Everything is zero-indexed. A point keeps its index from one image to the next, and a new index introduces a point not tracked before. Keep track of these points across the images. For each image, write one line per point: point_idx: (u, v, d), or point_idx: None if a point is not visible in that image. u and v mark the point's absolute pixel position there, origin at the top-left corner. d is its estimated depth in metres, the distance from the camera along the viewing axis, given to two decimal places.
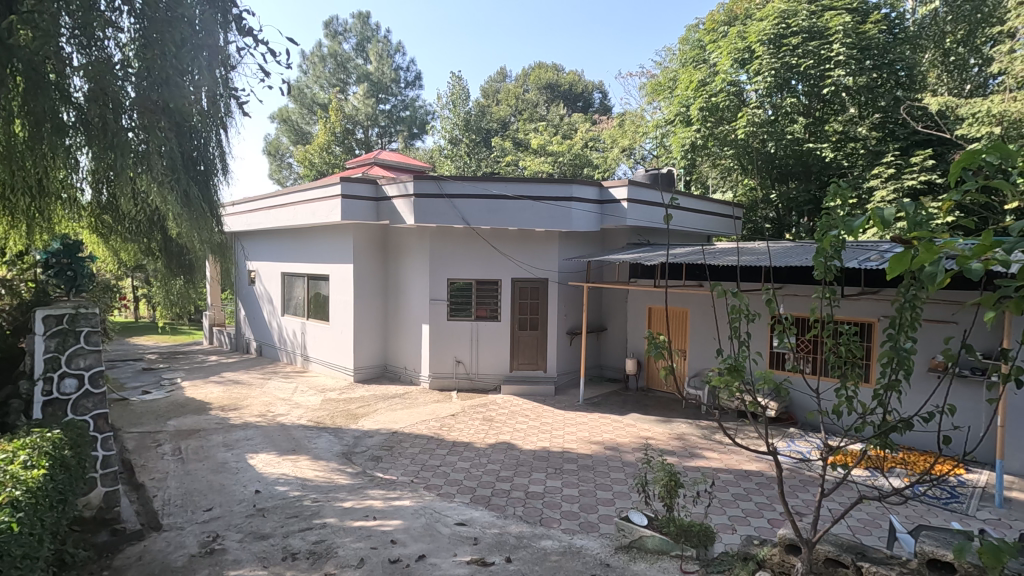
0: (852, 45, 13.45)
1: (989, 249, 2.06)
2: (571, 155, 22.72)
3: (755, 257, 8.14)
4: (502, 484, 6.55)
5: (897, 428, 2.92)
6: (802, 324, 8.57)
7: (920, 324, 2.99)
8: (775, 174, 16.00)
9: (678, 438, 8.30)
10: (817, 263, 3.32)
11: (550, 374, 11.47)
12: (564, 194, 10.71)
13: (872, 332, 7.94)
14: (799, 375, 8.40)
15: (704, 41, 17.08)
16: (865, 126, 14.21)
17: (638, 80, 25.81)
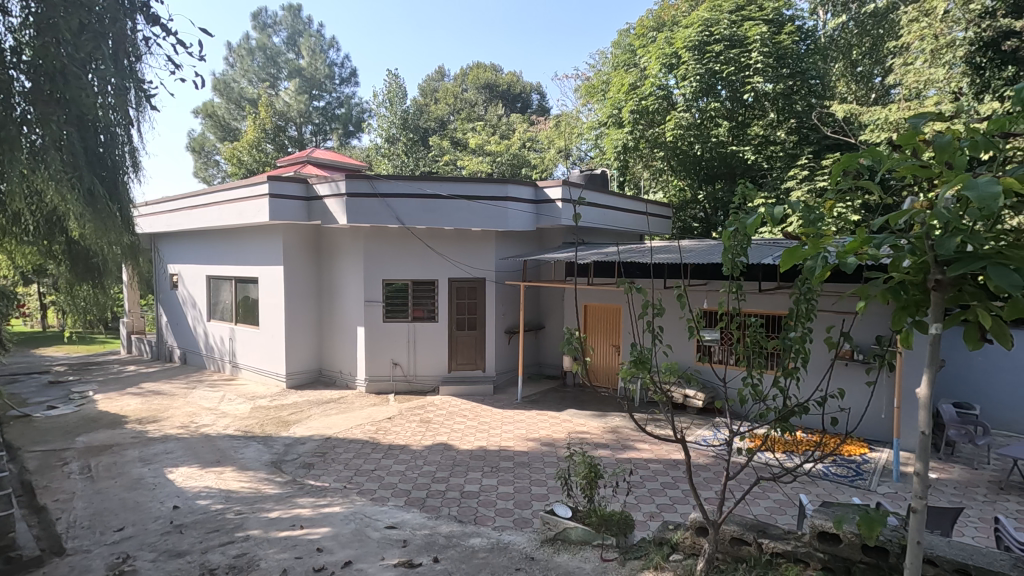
0: (769, 54, 14.29)
1: (864, 244, 2.25)
2: (509, 155, 22.80)
3: (665, 254, 8.64)
4: (437, 485, 6.51)
5: (795, 413, 3.14)
6: (711, 318, 8.98)
7: (814, 314, 3.20)
8: (702, 174, 16.73)
9: (611, 432, 8.54)
10: (725, 260, 3.50)
11: (488, 373, 11.53)
12: (499, 193, 10.77)
13: (779, 324, 8.42)
14: (708, 365, 8.79)
15: (635, 45, 17.67)
16: (783, 130, 15.07)
17: (573, 82, 26.32)
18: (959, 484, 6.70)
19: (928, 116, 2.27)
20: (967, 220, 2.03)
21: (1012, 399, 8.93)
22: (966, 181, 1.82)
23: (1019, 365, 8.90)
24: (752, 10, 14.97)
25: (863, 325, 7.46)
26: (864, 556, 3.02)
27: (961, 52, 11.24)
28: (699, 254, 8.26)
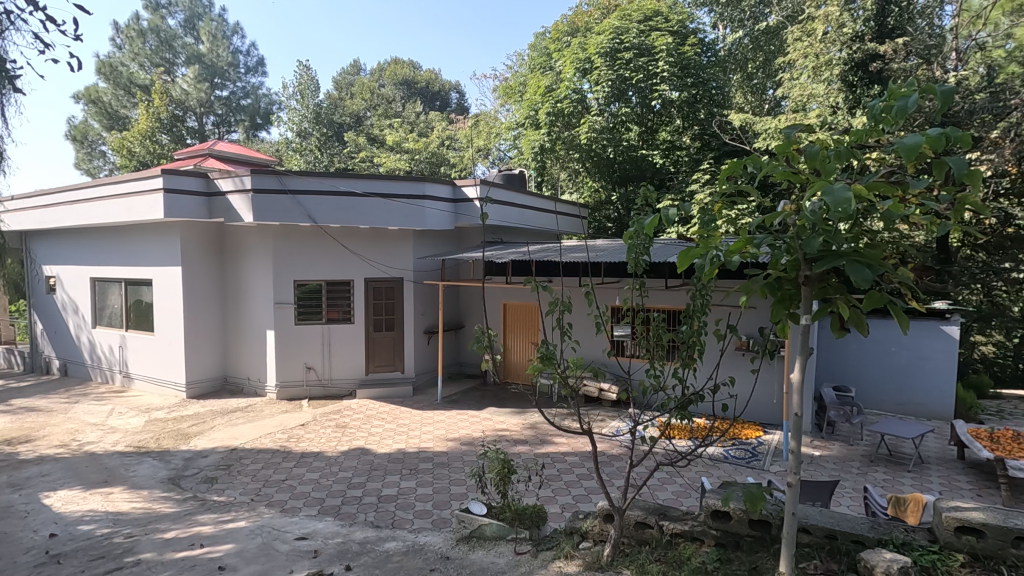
0: (674, 64, 15.17)
1: (746, 244, 2.46)
2: (427, 153, 22.50)
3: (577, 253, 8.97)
4: (353, 491, 6.32)
5: (693, 401, 3.35)
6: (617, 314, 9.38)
7: (709, 309, 3.43)
8: (616, 177, 17.40)
9: (530, 428, 8.70)
10: (630, 258, 3.66)
11: (407, 374, 11.34)
12: (416, 192, 10.62)
13: (678, 319, 8.94)
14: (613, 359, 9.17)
15: (550, 49, 18.16)
16: (687, 136, 15.99)
17: (491, 82, 26.45)
18: (838, 459, 7.44)
19: (800, 128, 2.52)
20: (829, 222, 2.27)
21: (880, 381, 10.07)
22: (825, 187, 2.05)
23: (885, 351, 10.06)
24: (659, 21, 15.79)
25: (748, 318, 8.09)
26: (751, 529, 3.26)
27: (837, 71, 12.49)
28: (610, 253, 8.60)
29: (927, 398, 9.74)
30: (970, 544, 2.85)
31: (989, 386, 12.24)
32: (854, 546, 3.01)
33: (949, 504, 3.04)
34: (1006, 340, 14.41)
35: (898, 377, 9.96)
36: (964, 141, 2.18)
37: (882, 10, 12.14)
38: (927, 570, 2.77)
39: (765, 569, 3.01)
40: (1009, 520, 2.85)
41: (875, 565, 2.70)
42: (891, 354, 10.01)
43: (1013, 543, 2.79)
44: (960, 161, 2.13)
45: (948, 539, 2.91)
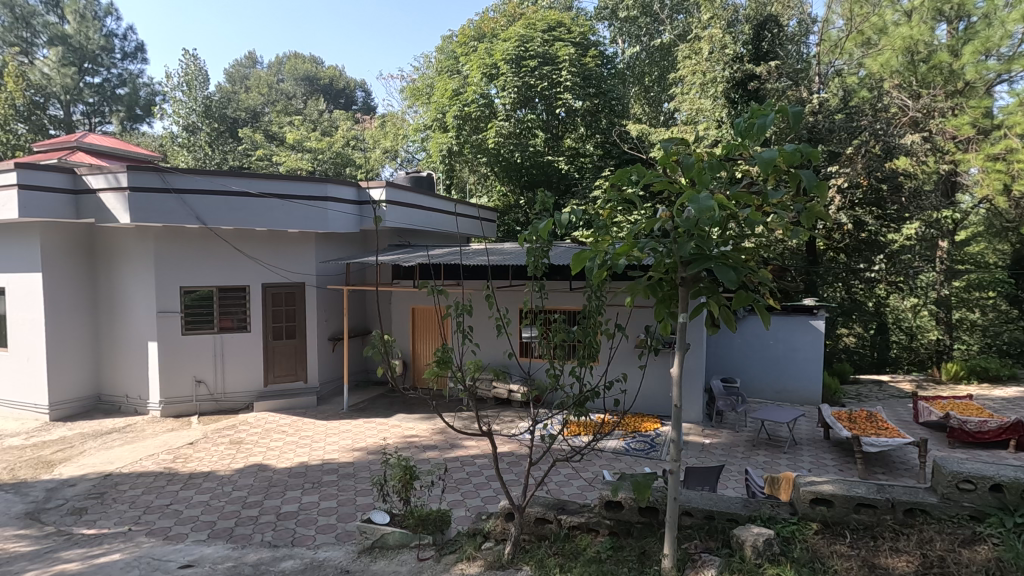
0: (576, 74, 15.83)
1: (630, 249, 2.63)
2: (331, 153, 21.59)
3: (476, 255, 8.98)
4: (249, 510, 5.93)
5: (589, 398, 3.50)
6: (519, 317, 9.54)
7: (603, 309, 3.60)
8: (523, 181, 17.75)
9: (440, 432, 8.63)
10: (530, 261, 3.74)
11: (310, 384, 10.83)
12: (318, 193, 10.18)
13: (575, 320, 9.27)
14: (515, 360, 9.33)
15: (457, 53, 18.21)
16: (590, 144, 16.66)
17: (398, 82, 25.97)
18: (725, 446, 8.07)
19: (677, 142, 2.74)
20: (701, 228, 2.48)
21: (761, 371, 11.08)
22: (693, 196, 2.26)
23: (764, 344, 11.06)
24: (562, 32, 16.37)
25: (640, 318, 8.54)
26: (641, 517, 3.47)
27: (721, 88, 13.56)
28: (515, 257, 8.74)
29: (799, 385, 10.86)
30: (822, 513, 3.21)
31: (850, 372, 13.83)
32: (728, 524, 3.30)
33: (807, 479, 3.40)
34: (864, 332, 16.32)
35: (774, 368, 11.00)
36: (813, 157, 2.47)
37: (757, 35, 13.41)
38: (788, 540, 3.08)
39: (653, 553, 3.22)
40: (853, 489, 3.24)
41: (745, 540, 2.97)
42: (768, 347, 11.03)
43: (855, 509, 3.18)
44: (809, 173, 2.41)
45: (805, 511, 3.25)
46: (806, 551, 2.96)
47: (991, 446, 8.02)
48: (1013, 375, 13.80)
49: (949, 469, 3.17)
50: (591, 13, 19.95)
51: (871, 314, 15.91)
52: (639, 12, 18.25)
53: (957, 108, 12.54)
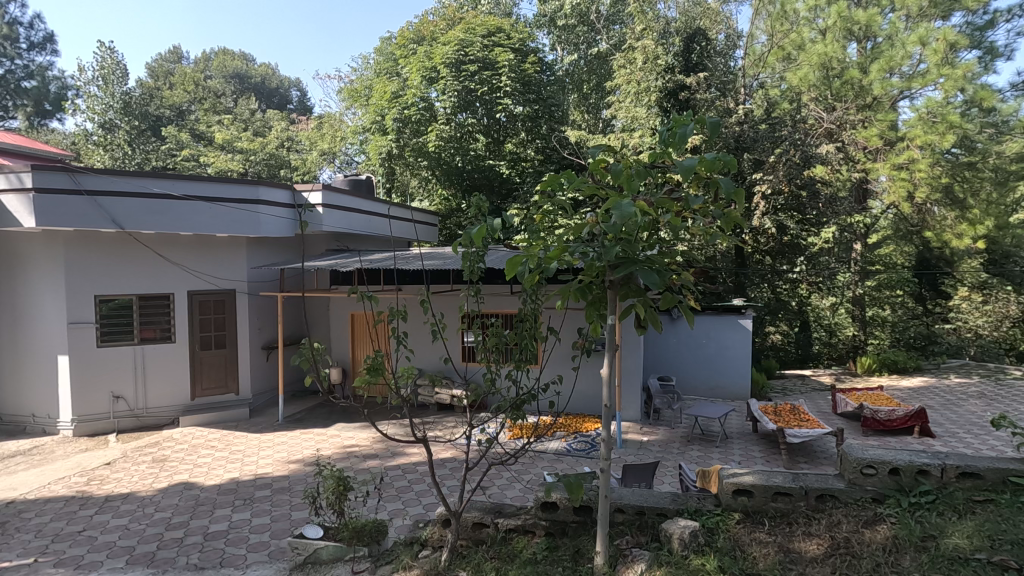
0: (515, 80, 16.01)
1: (560, 253, 2.68)
2: (264, 154, 20.67)
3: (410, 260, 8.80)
4: (172, 532, 5.58)
5: (526, 401, 3.53)
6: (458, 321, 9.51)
7: (539, 312, 3.64)
8: (465, 185, 17.73)
9: (380, 440, 8.44)
10: (466, 266, 3.72)
11: (242, 396, 10.33)
12: (249, 196, 9.74)
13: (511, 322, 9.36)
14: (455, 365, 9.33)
15: (396, 55, 17.99)
16: (531, 149, 16.89)
17: (335, 83, 25.36)
18: (662, 443, 8.34)
19: (605, 149, 2.80)
20: (628, 232, 2.57)
21: (695, 369, 11.56)
22: (617, 203, 2.35)
23: (697, 343, 11.55)
24: (501, 37, 16.50)
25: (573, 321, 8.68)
26: (575, 516, 3.53)
27: (654, 97, 14.10)
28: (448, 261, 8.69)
29: (731, 381, 11.38)
30: (743, 503, 3.38)
31: (776, 368, 14.65)
32: (658, 519, 3.41)
33: (730, 472, 3.57)
34: (789, 329, 17.28)
35: (706, 366, 11.51)
36: (731, 165, 2.58)
37: (687, 47, 14.17)
38: (712, 530, 3.22)
39: (586, 551, 3.29)
40: (771, 479, 3.43)
41: (672, 533, 3.09)
42: (701, 346, 11.53)
43: (773, 498, 3.37)
44: (728, 181, 2.53)
45: (728, 502, 3.41)
46: (729, 540, 3.10)
47: (899, 432, 8.71)
48: (918, 366, 15.04)
49: (854, 456, 3.42)
50: (531, 20, 20.24)
51: (795, 313, 16.95)
52: (576, 21, 18.67)
53: (867, 120, 13.41)
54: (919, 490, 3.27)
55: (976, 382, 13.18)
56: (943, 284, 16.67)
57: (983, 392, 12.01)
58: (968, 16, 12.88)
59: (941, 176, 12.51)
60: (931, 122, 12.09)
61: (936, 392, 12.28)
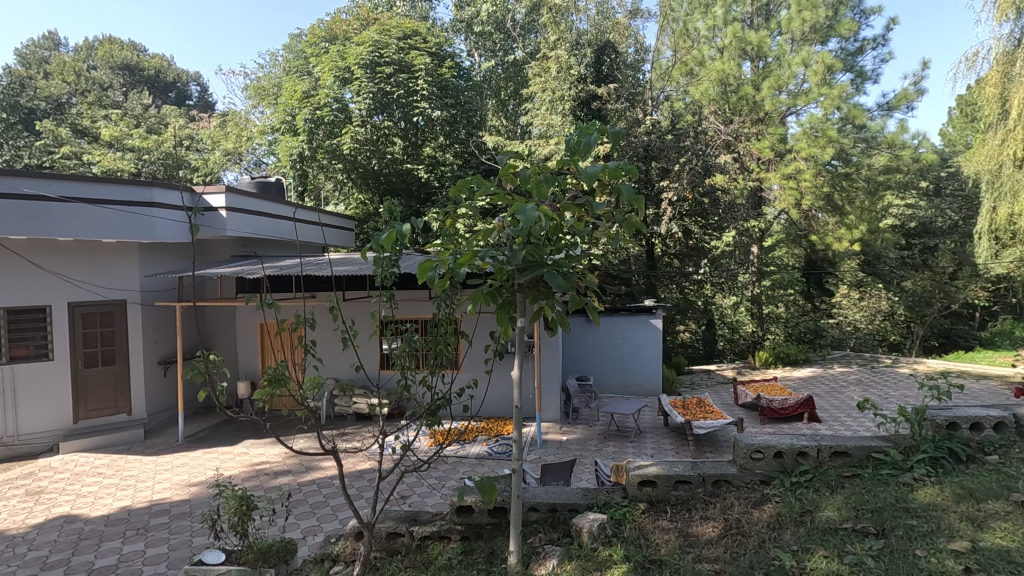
0: (432, 83, 15.99)
1: (471, 258, 2.69)
2: (160, 153, 19.04)
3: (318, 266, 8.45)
4: (50, 573, 5.00)
5: (442, 406, 3.50)
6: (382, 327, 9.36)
7: (453, 316, 3.59)
8: (382, 189, 17.35)
9: (293, 455, 8.04)
10: (378, 271, 3.59)
11: (136, 416, 9.47)
12: (142, 199, 8.99)
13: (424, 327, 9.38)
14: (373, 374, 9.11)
15: (307, 53, 17.36)
16: (449, 154, 16.88)
17: (240, 80, 24.03)
18: (581, 441, 8.60)
19: (513, 155, 2.85)
20: (535, 236, 2.64)
21: (610, 367, 12.03)
22: (522, 208, 2.41)
23: (612, 343, 12.02)
24: (418, 41, 16.42)
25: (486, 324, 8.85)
26: (491, 518, 3.56)
27: (569, 106, 14.56)
28: (357, 266, 8.47)
29: (643, 378, 11.93)
30: (648, 493, 3.55)
31: (684, 364, 15.55)
32: (569, 514, 3.51)
33: (637, 464, 3.74)
34: (697, 328, 18.41)
35: (621, 366, 12.00)
36: (632, 173, 2.71)
37: (597, 59, 15.08)
38: (620, 521, 3.36)
39: (501, 551, 3.33)
40: (672, 469, 3.63)
41: (582, 527, 3.21)
42: (616, 345, 12.01)
43: (675, 486, 3.57)
44: (630, 188, 2.65)
45: (634, 493, 3.57)
46: (635, 530, 3.24)
47: (791, 419, 9.51)
48: (807, 358, 16.54)
49: (744, 442, 3.71)
50: (447, 25, 20.27)
51: (701, 312, 18.09)
52: (492, 28, 18.94)
53: (761, 133, 14.47)
54: (799, 470, 3.59)
55: (855, 370, 14.73)
56: (828, 284, 19.22)
57: (860, 379, 13.43)
58: (842, 42, 14.64)
59: (823, 185, 13.67)
60: (814, 136, 13.27)
61: (823, 381, 13.57)
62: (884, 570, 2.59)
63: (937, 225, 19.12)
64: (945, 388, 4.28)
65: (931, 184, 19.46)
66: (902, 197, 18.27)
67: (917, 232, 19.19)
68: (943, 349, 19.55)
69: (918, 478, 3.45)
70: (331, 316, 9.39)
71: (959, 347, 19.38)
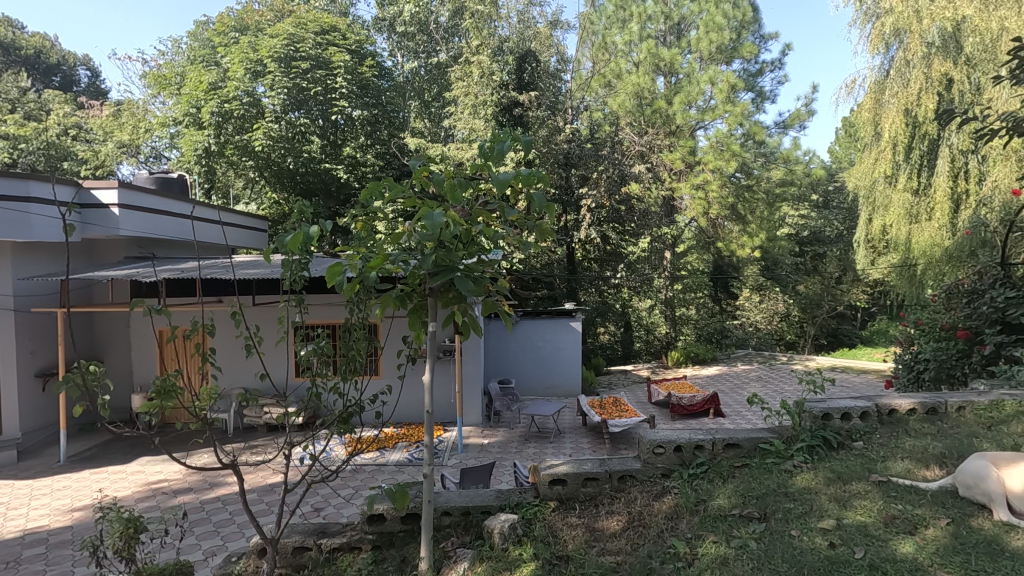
0: (351, 82, 15.62)
1: (382, 262, 2.67)
2: (41, 142, 17.16)
3: (222, 269, 7.97)
4: None
5: (354, 413, 3.40)
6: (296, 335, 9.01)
7: (367, 321, 3.49)
8: (297, 189, 16.59)
9: (195, 472, 7.51)
10: (286, 276, 3.41)
11: (8, 436, 8.44)
12: (17, 194, 8.05)
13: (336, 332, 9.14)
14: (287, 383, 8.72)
15: (214, 42, 16.32)
16: (370, 154, 16.47)
17: (138, 66, 22.12)
18: (501, 444, 8.66)
19: (425, 159, 2.85)
20: (446, 240, 2.64)
21: (532, 369, 12.25)
22: (430, 212, 2.42)
23: (533, 345, 12.24)
24: (336, 37, 16.02)
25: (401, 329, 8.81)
26: (403, 525, 3.52)
27: (491, 111, 14.63)
28: (262, 269, 8.11)
29: (563, 380, 12.23)
30: (558, 492, 3.64)
31: (603, 365, 16.12)
32: (482, 517, 3.54)
33: (548, 464, 3.83)
34: (616, 330, 19.10)
35: (542, 368, 12.24)
36: (543, 180, 2.76)
37: (519, 66, 15.15)
38: (530, 521, 3.43)
39: (412, 558, 3.30)
40: (581, 467, 3.75)
41: (493, 528, 3.24)
42: (537, 348, 12.24)
43: (583, 483, 3.69)
44: (541, 195, 2.71)
45: (545, 492, 3.65)
46: (544, 528, 3.32)
47: (699, 415, 10.09)
48: (713, 358, 17.65)
49: (648, 439, 3.91)
50: (369, 23, 19.83)
51: (619, 314, 18.80)
52: (415, 29, 18.74)
53: (672, 145, 15.28)
54: (696, 462, 3.84)
55: (755, 368, 15.93)
56: (732, 287, 20.60)
57: (761, 376, 14.51)
58: (745, 64, 15.84)
59: (728, 196, 14.65)
60: (720, 150, 14.20)
61: (728, 378, 14.55)
62: (764, 550, 2.83)
63: (825, 234, 21.12)
64: (821, 382, 4.74)
65: (820, 197, 21.46)
66: (797, 209, 19.95)
67: (809, 240, 21.04)
68: (831, 347, 21.55)
69: (798, 464, 3.79)
70: (234, 323, 8.89)
71: (845, 344, 21.44)
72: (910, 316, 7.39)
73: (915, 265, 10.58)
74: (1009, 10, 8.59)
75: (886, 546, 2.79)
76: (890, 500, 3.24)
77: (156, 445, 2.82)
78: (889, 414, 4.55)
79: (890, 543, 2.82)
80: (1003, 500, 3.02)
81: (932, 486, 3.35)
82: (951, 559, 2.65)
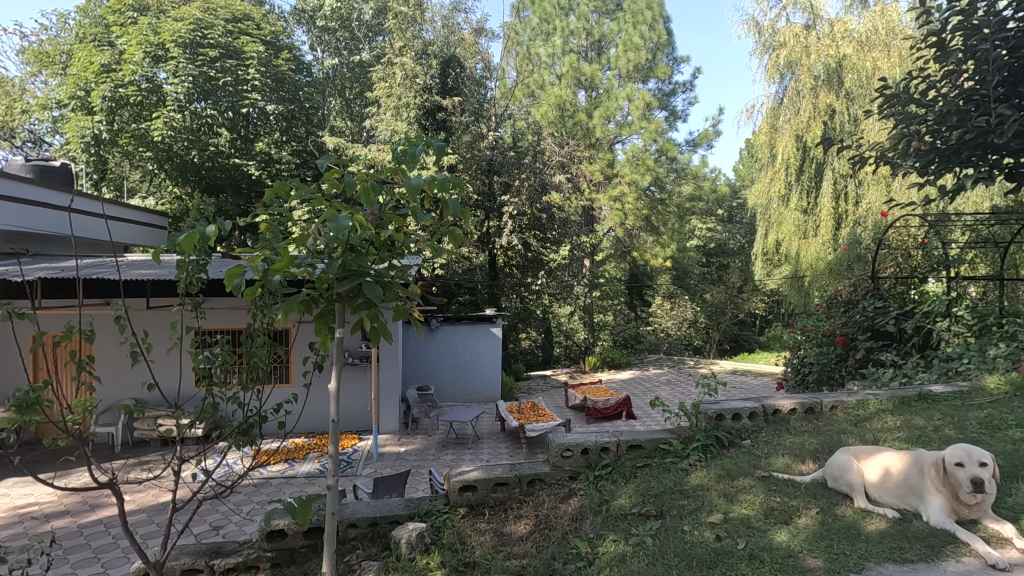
0: (265, 74, 14.83)
1: (289, 264, 2.53)
2: None
3: (107, 269, 7.27)
4: None
5: (254, 424, 3.19)
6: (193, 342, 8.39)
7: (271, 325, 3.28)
8: (202, 184, 15.55)
9: (73, 493, 6.78)
10: (181, 277, 3.13)
11: None
12: None
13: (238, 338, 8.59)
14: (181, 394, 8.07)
15: (108, 21, 14.95)
16: (286, 151, 15.74)
17: (14, 40, 19.79)
18: (418, 451, 8.52)
19: (336, 159, 2.73)
20: (356, 242, 2.55)
21: (451, 375, 12.18)
22: (337, 214, 2.34)
23: (453, 351, 12.18)
24: (249, 27, 15.27)
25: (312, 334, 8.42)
26: (305, 540, 3.38)
27: (414, 114, 14.47)
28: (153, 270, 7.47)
29: (482, 385, 12.26)
30: (468, 498, 3.65)
31: (522, 370, 16.36)
32: (390, 527, 3.47)
33: (459, 470, 3.82)
34: (536, 336, 19.43)
35: (461, 373, 12.21)
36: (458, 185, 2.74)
37: (443, 71, 15.00)
38: (439, 529, 3.42)
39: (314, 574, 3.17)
40: (492, 472, 3.78)
41: (400, 538, 3.18)
42: (457, 353, 12.19)
43: (493, 489, 3.72)
44: (455, 201, 2.68)
45: (454, 499, 3.65)
46: (453, 535, 3.32)
47: (612, 417, 10.48)
48: (627, 362, 18.42)
49: (557, 443, 3.99)
50: (286, 15, 19.02)
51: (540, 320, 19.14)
52: (336, 25, 18.21)
53: (592, 156, 15.80)
54: (601, 464, 3.99)
55: (665, 371, 16.80)
56: (646, 295, 21.59)
57: (670, 379, 15.30)
58: (659, 84, 16.73)
59: (642, 208, 15.38)
60: (635, 164, 14.92)
61: (641, 381, 15.23)
62: (658, 546, 2.99)
63: (729, 246, 22.72)
64: (716, 385, 5.09)
65: (725, 212, 23.07)
66: (704, 222, 21.34)
67: (715, 252, 22.53)
68: (733, 351, 23.14)
69: (694, 463, 4.04)
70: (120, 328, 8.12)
71: (745, 349, 23.12)
72: (799, 323, 8.09)
73: (804, 277, 11.62)
74: (879, 52, 9.91)
75: (764, 535, 3.04)
76: (770, 493, 3.53)
77: (15, 466, 2.48)
78: (773, 413, 4.95)
79: (768, 532, 3.07)
80: (862, 490, 3.38)
81: (807, 479, 3.69)
82: (818, 544, 2.93)
